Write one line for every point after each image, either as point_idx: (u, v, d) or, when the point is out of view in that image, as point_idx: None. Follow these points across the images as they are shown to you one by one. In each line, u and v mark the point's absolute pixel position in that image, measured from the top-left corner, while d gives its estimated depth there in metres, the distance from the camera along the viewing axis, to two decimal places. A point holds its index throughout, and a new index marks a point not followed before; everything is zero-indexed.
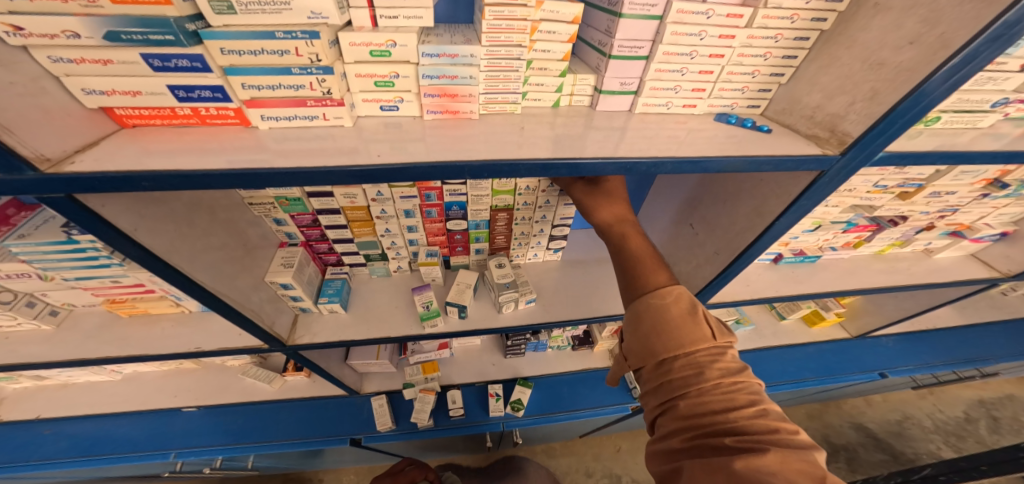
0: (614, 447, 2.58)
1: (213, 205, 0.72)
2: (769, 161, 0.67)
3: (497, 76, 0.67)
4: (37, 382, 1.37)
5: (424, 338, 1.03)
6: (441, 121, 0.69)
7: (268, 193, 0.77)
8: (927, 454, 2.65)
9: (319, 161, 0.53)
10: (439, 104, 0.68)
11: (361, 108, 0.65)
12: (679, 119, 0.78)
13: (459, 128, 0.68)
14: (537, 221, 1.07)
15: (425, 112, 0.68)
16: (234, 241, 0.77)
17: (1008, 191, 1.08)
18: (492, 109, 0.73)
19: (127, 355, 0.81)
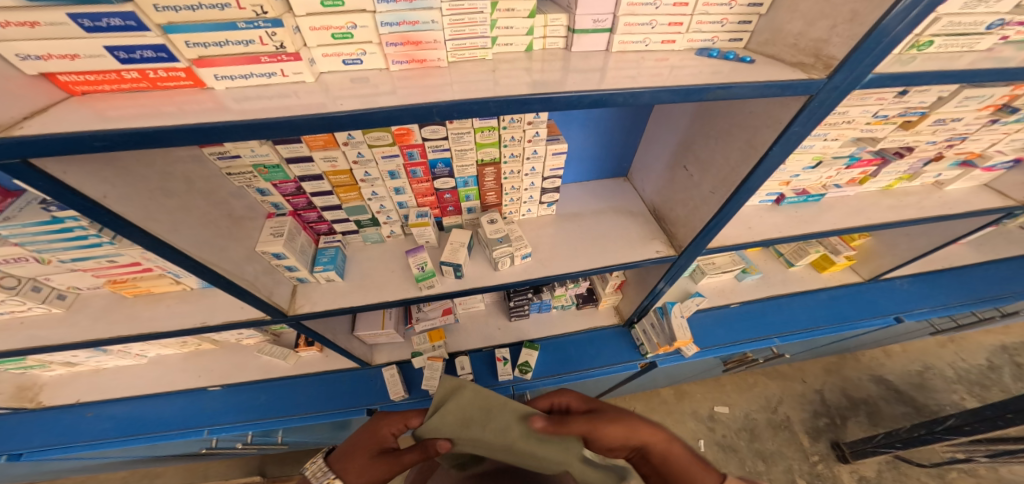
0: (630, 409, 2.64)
1: (189, 175, 0.72)
2: (748, 88, 0.64)
3: (461, 19, 0.64)
4: (71, 369, 1.46)
5: (422, 299, 1.05)
6: (409, 72, 0.67)
7: (245, 162, 0.77)
8: (951, 405, 2.60)
9: (276, 114, 0.52)
10: (404, 53, 0.65)
11: (322, 64, 0.63)
12: (657, 56, 0.74)
13: (425, 77, 0.66)
14: (527, 174, 1.05)
15: (391, 64, 0.66)
16: (217, 213, 0.78)
17: (1018, 115, 1.01)
18: (462, 56, 0.70)
19: (133, 334, 0.85)
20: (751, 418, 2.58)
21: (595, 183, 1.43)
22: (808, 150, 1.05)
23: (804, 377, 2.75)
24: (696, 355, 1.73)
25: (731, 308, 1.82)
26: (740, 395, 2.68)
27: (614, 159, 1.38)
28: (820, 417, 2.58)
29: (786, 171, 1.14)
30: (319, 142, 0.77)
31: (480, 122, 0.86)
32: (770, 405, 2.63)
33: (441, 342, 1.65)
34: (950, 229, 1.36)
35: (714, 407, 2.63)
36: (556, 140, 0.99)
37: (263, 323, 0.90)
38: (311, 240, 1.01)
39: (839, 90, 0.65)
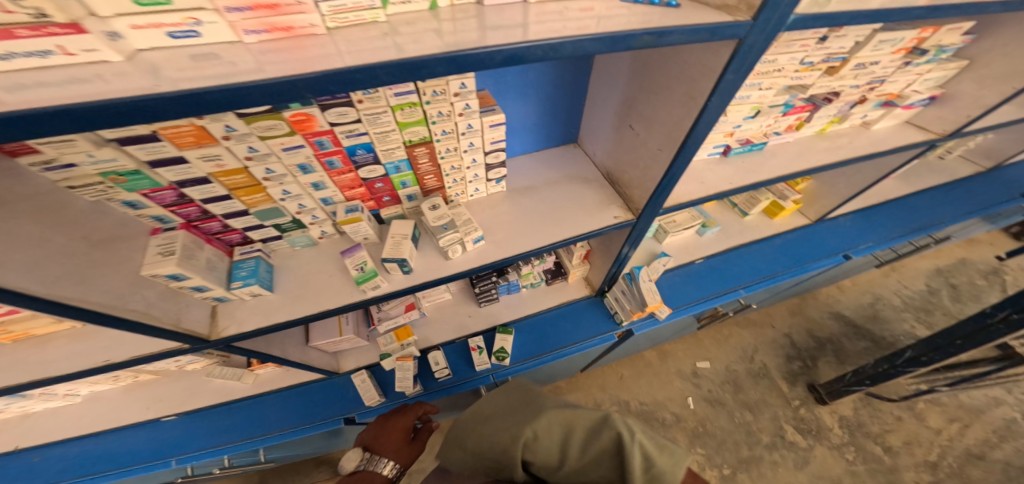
0: (618, 375, 2.71)
1: (10, 194, 0.57)
2: (675, 31, 0.58)
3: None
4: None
5: (369, 302, 0.96)
6: (273, 44, 0.53)
7: (89, 170, 0.62)
8: (904, 335, 2.81)
9: (73, 97, 0.40)
10: (258, 21, 0.51)
11: (134, 37, 0.47)
12: (580, 5, 0.66)
13: (298, 49, 0.53)
14: (466, 150, 0.95)
15: (243, 35, 0.52)
16: (67, 237, 0.64)
17: (928, 56, 1.06)
18: (344, 19, 0.56)
19: (11, 385, 0.72)
20: (732, 370, 2.70)
21: (544, 153, 1.35)
22: (746, 100, 1.08)
23: (773, 323, 2.91)
24: (670, 316, 1.75)
25: (696, 264, 1.84)
26: (720, 349, 2.80)
27: (562, 124, 1.30)
28: (794, 361, 2.73)
29: (727, 123, 1.16)
30: (188, 140, 0.63)
31: (397, 99, 0.75)
32: (747, 355, 2.76)
33: (409, 340, 1.61)
34: (882, 164, 1.40)
35: (696, 363, 2.74)
36: (490, 111, 0.90)
37: (183, 353, 0.80)
38: (222, 253, 0.89)
39: (770, 24, 0.60)
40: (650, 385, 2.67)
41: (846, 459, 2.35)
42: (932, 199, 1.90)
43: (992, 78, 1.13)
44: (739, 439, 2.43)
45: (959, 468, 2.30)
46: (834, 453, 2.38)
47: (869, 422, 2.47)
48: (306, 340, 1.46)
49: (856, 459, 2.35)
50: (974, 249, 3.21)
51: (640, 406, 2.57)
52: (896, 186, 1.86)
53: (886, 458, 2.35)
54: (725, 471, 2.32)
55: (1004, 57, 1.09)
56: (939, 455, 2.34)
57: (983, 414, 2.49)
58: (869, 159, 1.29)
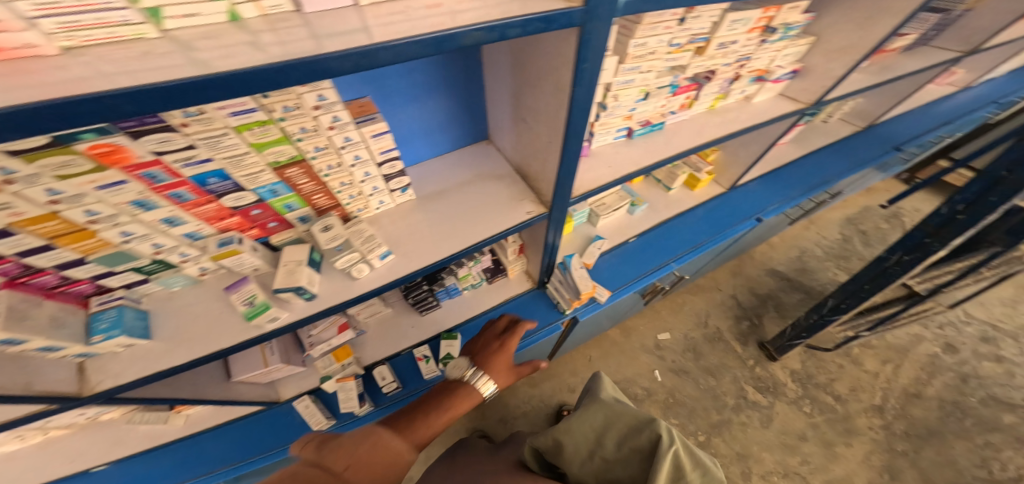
0: (586, 357, 2.77)
1: None
2: (510, 23, 0.57)
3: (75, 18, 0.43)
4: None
5: (268, 337, 0.92)
6: None
7: None
8: (829, 282, 3.09)
9: None
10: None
11: None
12: (426, 2, 0.62)
13: (20, 73, 0.41)
14: (353, 164, 0.89)
15: None
16: None
17: (778, 34, 1.23)
18: (88, 36, 0.46)
19: None
20: (691, 337, 2.85)
21: (456, 155, 1.30)
22: (631, 84, 1.14)
23: (720, 286, 3.10)
24: (610, 298, 1.76)
25: (630, 243, 1.89)
26: (677, 317, 2.95)
27: (469, 123, 1.25)
28: (742, 321, 2.92)
29: (621, 108, 1.21)
30: None
31: (238, 120, 0.66)
32: (701, 320, 2.93)
33: (350, 359, 1.53)
34: (768, 133, 1.57)
35: (658, 336, 2.86)
36: (369, 120, 0.85)
37: (49, 415, 0.73)
38: (71, 308, 0.80)
39: (607, 6, 0.62)
40: (618, 363, 2.74)
41: (806, 412, 2.50)
42: (823, 159, 2.10)
43: (834, 51, 1.28)
44: (705, 402, 2.55)
45: (901, 408, 2.48)
46: (793, 408, 2.52)
47: (816, 373, 2.65)
48: (228, 375, 1.38)
49: (813, 411, 2.50)
50: (869, 196, 3.62)
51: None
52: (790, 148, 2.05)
53: (838, 408, 2.51)
54: (700, 437, 2.40)
55: (840, 32, 1.25)
56: (882, 399, 2.52)
57: (911, 352, 2.70)
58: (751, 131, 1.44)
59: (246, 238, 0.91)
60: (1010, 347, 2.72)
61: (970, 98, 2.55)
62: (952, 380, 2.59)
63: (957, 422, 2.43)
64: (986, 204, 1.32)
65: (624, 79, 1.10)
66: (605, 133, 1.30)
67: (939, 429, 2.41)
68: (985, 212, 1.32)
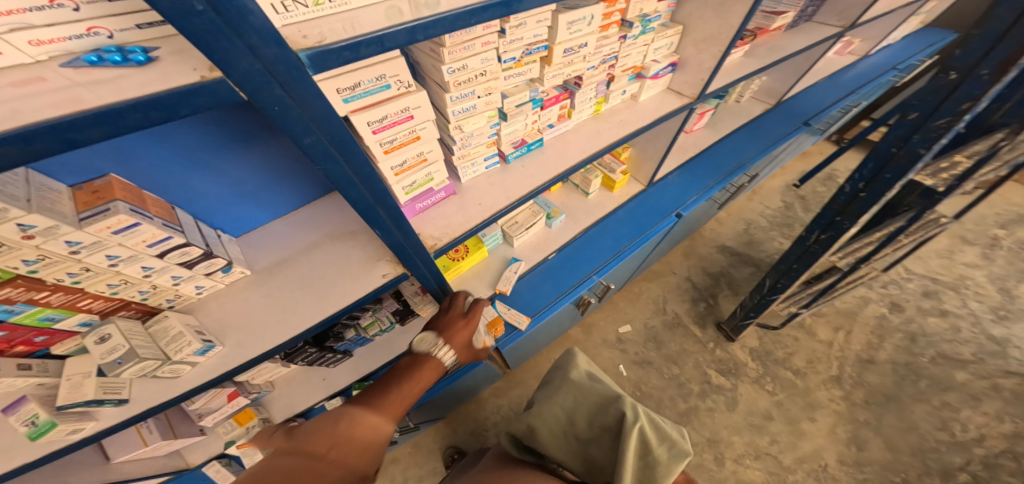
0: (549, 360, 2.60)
1: None
2: (80, 122, 0.37)
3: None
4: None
5: (74, 447, 0.82)
6: None
7: None
8: (775, 252, 2.95)
9: None
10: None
11: None
12: (17, 76, 0.40)
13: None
14: (112, 266, 0.69)
15: None
16: None
17: (637, 28, 1.12)
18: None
19: None
20: (651, 326, 2.72)
21: (303, 212, 1.18)
22: (475, 111, 1.01)
23: (674, 270, 2.98)
24: (531, 324, 1.71)
25: (550, 259, 1.80)
26: (634, 307, 2.81)
27: (308, 176, 1.13)
28: (699, 302, 2.80)
29: (478, 135, 1.10)
30: None
31: None
32: (660, 306, 2.80)
33: (254, 421, 1.50)
34: (668, 128, 1.47)
35: (619, 330, 2.71)
36: (99, 216, 0.64)
37: None
38: None
39: (286, 67, 0.45)
40: None
41: (768, 390, 2.41)
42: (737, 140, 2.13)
43: (703, 42, 1.19)
44: (673, 393, 2.43)
45: (858, 376, 2.42)
46: (756, 386, 2.42)
47: (773, 348, 2.58)
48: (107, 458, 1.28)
49: (776, 388, 2.41)
50: (806, 161, 3.50)
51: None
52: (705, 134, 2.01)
53: (798, 382, 2.43)
54: None
55: (703, 19, 1.15)
56: (839, 368, 2.46)
57: (858, 316, 2.66)
58: (641, 134, 1.34)
59: (8, 360, 0.75)
60: (951, 299, 2.70)
61: (871, 66, 2.60)
62: (901, 341, 2.55)
63: (912, 383, 2.38)
64: (883, 182, 1.23)
65: (460, 108, 0.96)
66: (471, 164, 1.18)
67: (897, 394, 2.35)
68: (883, 189, 1.24)
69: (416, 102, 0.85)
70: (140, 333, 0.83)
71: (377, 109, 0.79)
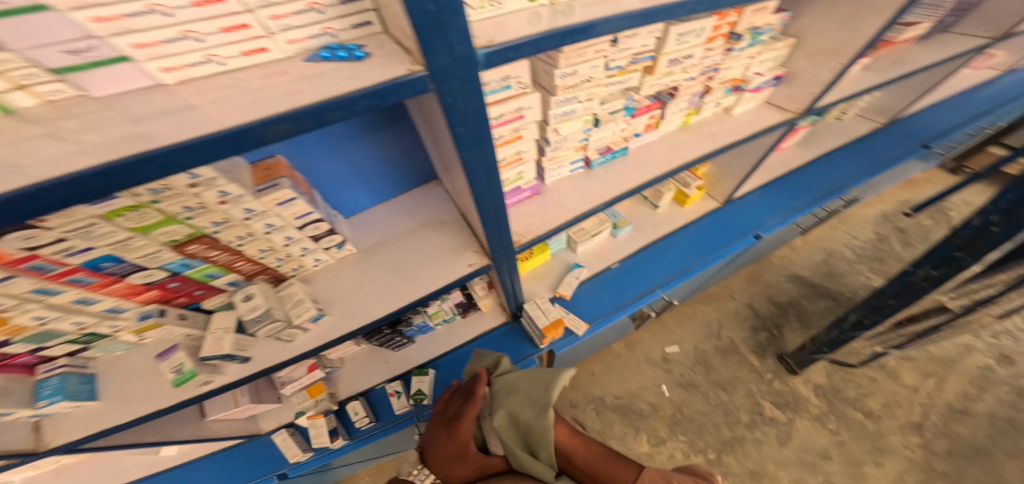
0: (588, 371, 2.48)
1: None
2: (319, 108, 0.45)
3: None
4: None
5: (205, 396, 0.93)
6: None
7: None
8: (861, 288, 2.67)
9: None
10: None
11: None
12: (268, 70, 0.50)
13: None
14: (268, 233, 0.82)
15: None
16: None
17: (746, 40, 1.10)
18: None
19: None
20: (701, 349, 2.50)
21: (402, 199, 1.29)
22: (573, 115, 1.04)
23: (733, 294, 2.73)
24: (589, 331, 1.66)
25: (612, 269, 1.77)
26: (684, 330, 2.59)
27: (411, 167, 1.24)
28: (760, 332, 2.53)
29: (570, 139, 1.12)
30: None
31: (99, 209, 0.57)
32: (713, 332, 2.56)
33: (323, 395, 1.59)
34: (758, 145, 1.42)
35: (665, 349, 2.52)
36: (271, 188, 0.77)
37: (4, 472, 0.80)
38: (18, 376, 0.83)
39: (466, 64, 0.52)
40: (621, 376, 2.45)
41: (829, 429, 2.17)
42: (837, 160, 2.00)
43: (818, 55, 1.15)
44: (717, 419, 2.24)
45: (943, 425, 2.14)
46: (815, 424, 2.20)
47: (844, 389, 2.29)
48: (203, 414, 1.41)
49: (839, 427, 2.17)
50: (911, 190, 3.14)
51: (615, 401, 2.35)
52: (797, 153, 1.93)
53: (868, 424, 2.17)
54: (709, 456, 2.13)
55: (822, 32, 1.12)
56: (921, 415, 2.17)
57: (957, 365, 2.32)
58: (733, 148, 1.30)
59: (172, 308, 0.87)
60: None
61: (1002, 89, 2.33)
62: (1008, 396, 2.21)
63: (1011, 439, 2.08)
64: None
65: (561, 111, 1.00)
66: (558, 167, 1.21)
67: (988, 448, 2.07)
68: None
69: (530, 103, 0.90)
70: (273, 295, 0.95)
71: (497, 107, 0.85)
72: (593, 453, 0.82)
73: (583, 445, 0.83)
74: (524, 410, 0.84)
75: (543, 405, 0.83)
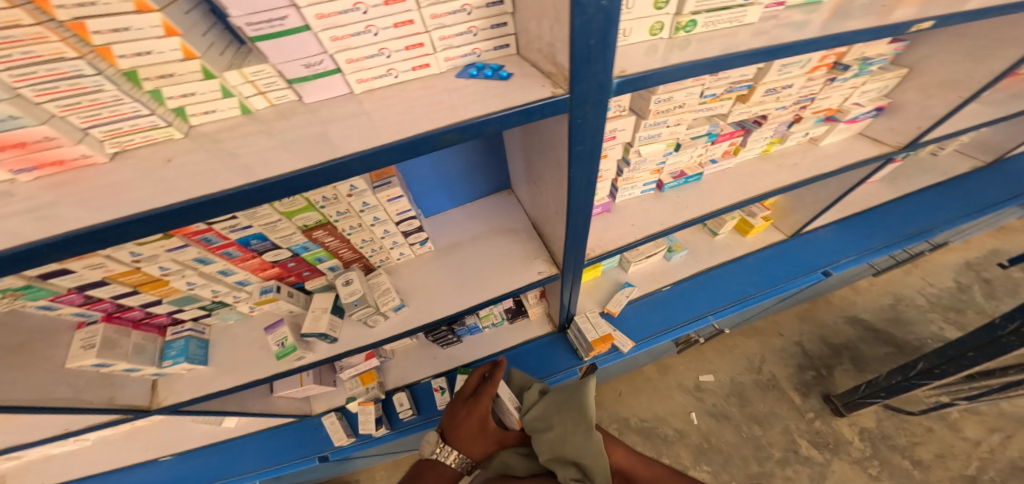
0: (615, 392, 2.36)
1: None
2: (464, 129, 0.57)
3: (79, 104, 0.49)
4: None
5: (296, 371, 1.02)
6: (45, 180, 0.53)
7: None
8: (931, 338, 2.41)
9: None
10: (18, 161, 0.50)
11: None
12: (423, 96, 0.64)
13: (81, 181, 0.53)
14: (373, 224, 0.95)
15: (13, 174, 0.51)
16: None
17: (852, 71, 1.06)
18: (130, 141, 0.57)
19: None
20: (738, 381, 2.31)
21: (478, 204, 1.36)
22: (658, 139, 1.06)
23: (781, 331, 2.49)
24: (634, 349, 1.62)
25: (663, 292, 1.72)
26: (723, 360, 2.39)
27: (489, 177, 1.33)
28: (806, 371, 2.33)
29: (648, 163, 1.14)
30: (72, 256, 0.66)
31: None
32: (754, 365, 2.36)
33: (375, 384, 1.57)
34: (845, 180, 1.39)
35: (699, 376, 2.35)
36: (386, 185, 0.89)
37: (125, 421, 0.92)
38: (154, 336, 0.98)
39: (601, 91, 0.59)
40: (649, 401, 2.31)
41: (870, 475, 1.98)
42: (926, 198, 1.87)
43: (935, 87, 1.13)
44: (749, 454, 2.08)
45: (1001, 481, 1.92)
46: (856, 468, 2.02)
47: (894, 436, 2.09)
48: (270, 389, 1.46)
49: (882, 474, 1.98)
50: (1004, 238, 2.83)
51: (640, 424, 2.22)
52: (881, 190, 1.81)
53: (915, 473, 1.97)
54: None
55: (944, 63, 1.09)
56: (978, 469, 1.96)
57: None
58: (819, 181, 1.27)
59: (285, 285, 1.01)
60: None
61: None
62: None
63: None
64: None
65: (647, 134, 1.02)
66: (630, 187, 1.23)
67: None
68: None
69: (624, 126, 0.94)
70: (366, 283, 1.05)
71: None
72: (657, 474, 0.79)
73: (645, 465, 0.81)
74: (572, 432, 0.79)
75: (588, 425, 0.78)
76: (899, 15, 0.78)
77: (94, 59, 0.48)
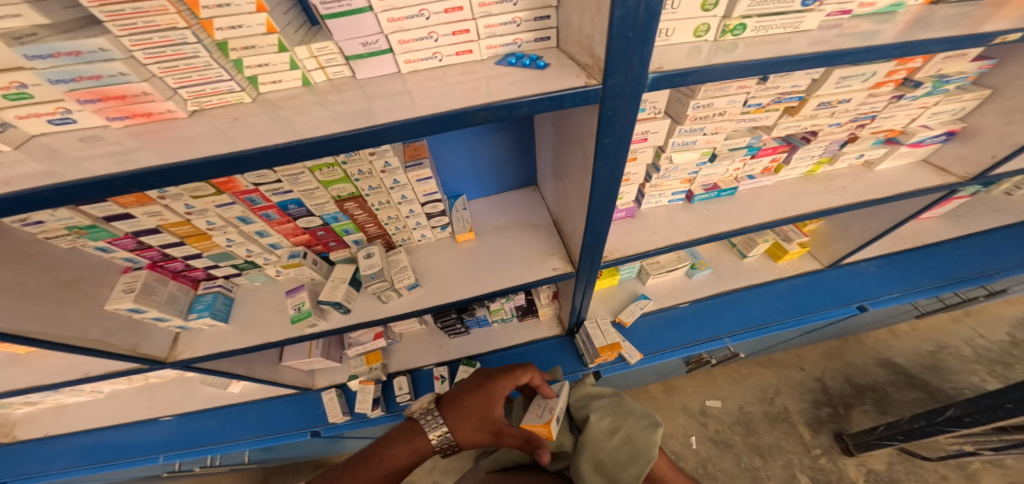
0: None
1: None
2: (494, 110, 0.57)
3: (176, 66, 0.57)
4: (37, 406, 1.53)
5: (307, 338, 1.05)
6: (135, 127, 0.61)
7: (56, 226, 0.76)
8: (970, 389, 2.23)
9: None
10: (115, 109, 0.59)
11: (24, 125, 0.58)
12: (463, 79, 0.66)
13: (162, 131, 0.60)
14: (400, 203, 0.98)
15: (109, 120, 0.60)
16: (40, 281, 0.82)
17: (924, 88, 0.99)
18: (208, 102, 0.64)
19: (32, 383, 0.96)
20: (747, 410, 2.20)
21: (502, 197, 1.38)
22: (693, 146, 1.02)
23: (803, 365, 2.35)
24: (641, 363, 1.57)
25: (680, 308, 1.66)
26: (734, 387, 2.29)
27: (517, 172, 1.33)
28: (822, 407, 2.19)
29: (681, 170, 1.10)
30: (130, 200, 0.73)
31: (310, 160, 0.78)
32: (767, 396, 2.24)
33: (379, 364, 1.57)
34: (898, 209, 1.30)
35: (706, 400, 2.25)
36: (417, 166, 0.91)
37: (140, 371, 0.95)
38: (187, 288, 1.05)
39: (635, 84, 0.58)
40: None
41: None
42: (982, 241, 1.73)
43: (1016, 112, 1.02)
44: None
45: None
46: None
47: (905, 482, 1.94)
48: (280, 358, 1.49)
49: None
50: None
51: None
52: (938, 226, 1.66)
53: None
54: None
55: None
56: None
57: None
58: (869, 207, 1.19)
59: (311, 253, 1.07)
60: None
61: None
62: None
63: None
64: None
65: (682, 141, 0.99)
66: (658, 195, 1.20)
67: None
68: None
69: (657, 128, 0.91)
70: (386, 258, 1.08)
71: None
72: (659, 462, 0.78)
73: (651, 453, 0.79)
74: (623, 418, 0.79)
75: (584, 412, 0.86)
76: (986, 27, 0.73)
77: (197, 30, 0.56)
